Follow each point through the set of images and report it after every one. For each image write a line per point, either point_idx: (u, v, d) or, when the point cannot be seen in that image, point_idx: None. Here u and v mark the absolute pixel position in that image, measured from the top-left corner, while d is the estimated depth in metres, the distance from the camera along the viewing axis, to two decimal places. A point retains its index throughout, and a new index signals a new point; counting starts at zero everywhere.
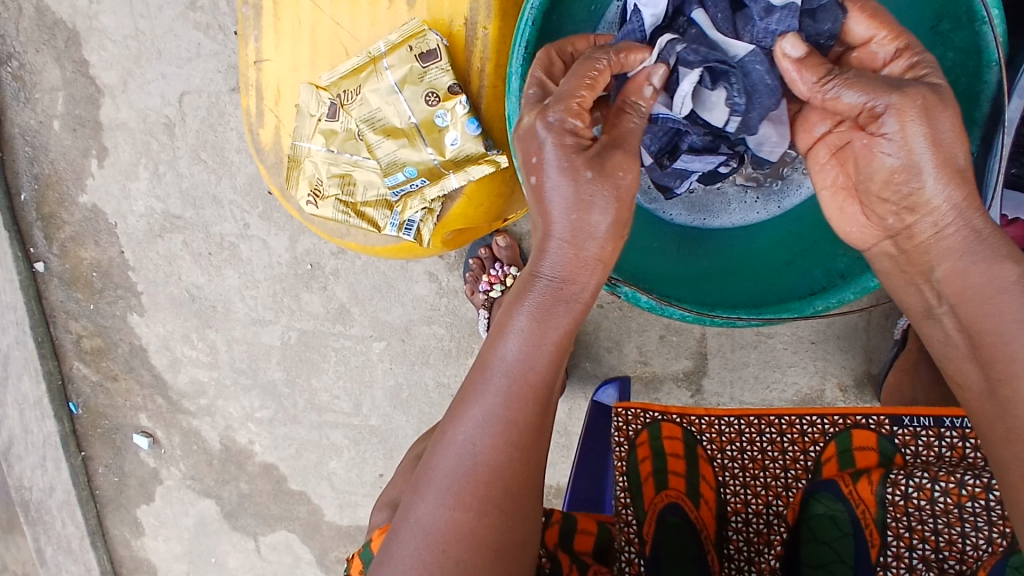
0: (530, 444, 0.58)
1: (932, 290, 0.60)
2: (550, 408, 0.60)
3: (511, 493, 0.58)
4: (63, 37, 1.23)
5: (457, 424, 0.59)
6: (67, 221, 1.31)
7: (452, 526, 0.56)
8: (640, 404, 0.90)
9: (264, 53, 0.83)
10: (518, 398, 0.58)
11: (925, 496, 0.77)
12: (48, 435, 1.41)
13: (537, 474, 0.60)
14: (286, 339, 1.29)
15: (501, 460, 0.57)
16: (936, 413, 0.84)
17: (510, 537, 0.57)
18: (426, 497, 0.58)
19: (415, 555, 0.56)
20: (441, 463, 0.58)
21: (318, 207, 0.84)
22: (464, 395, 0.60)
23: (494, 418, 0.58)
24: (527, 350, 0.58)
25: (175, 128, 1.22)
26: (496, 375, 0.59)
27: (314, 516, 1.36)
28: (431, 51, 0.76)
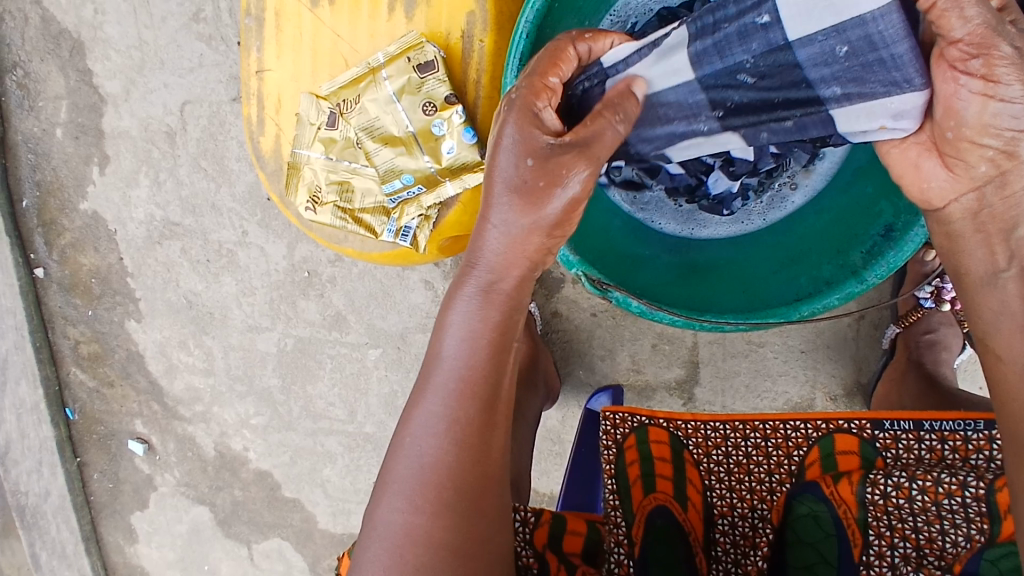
0: (479, 440, 0.59)
1: (1007, 250, 0.58)
2: (498, 402, 0.60)
3: (463, 493, 0.58)
4: (68, 46, 1.25)
5: (406, 425, 0.60)
6: (68, 227, 1.33)
7: (407, 528, 0.58)
8: (629, 408, 0.92)
9: (265, 63, 0.82)
10: (460, 393, 0.58)
11: (904, 495, 0.79)
12: (44, 440, 1.42)
13: (496, 474, 0.60)
14: (283, 345, 1.30)
15: (449, 456, 0.58)
16: (916, 417, 0.85)
17: (469, 536, 0.58)
18: (383, 502, 0.59)
19: (378, 560, 0.58)
20: (396, 464, 0.59)
21: (317, 213, 0.84)
22: (414, 397, 0.61)
23: (438, 417, 0.59)
24: (464, 342, 0.59)
25: (177, 137, 1.24)
26: (437, 372, 0.60)
27: (307, 523, 1.37)
28: (429, 62, 0.77)
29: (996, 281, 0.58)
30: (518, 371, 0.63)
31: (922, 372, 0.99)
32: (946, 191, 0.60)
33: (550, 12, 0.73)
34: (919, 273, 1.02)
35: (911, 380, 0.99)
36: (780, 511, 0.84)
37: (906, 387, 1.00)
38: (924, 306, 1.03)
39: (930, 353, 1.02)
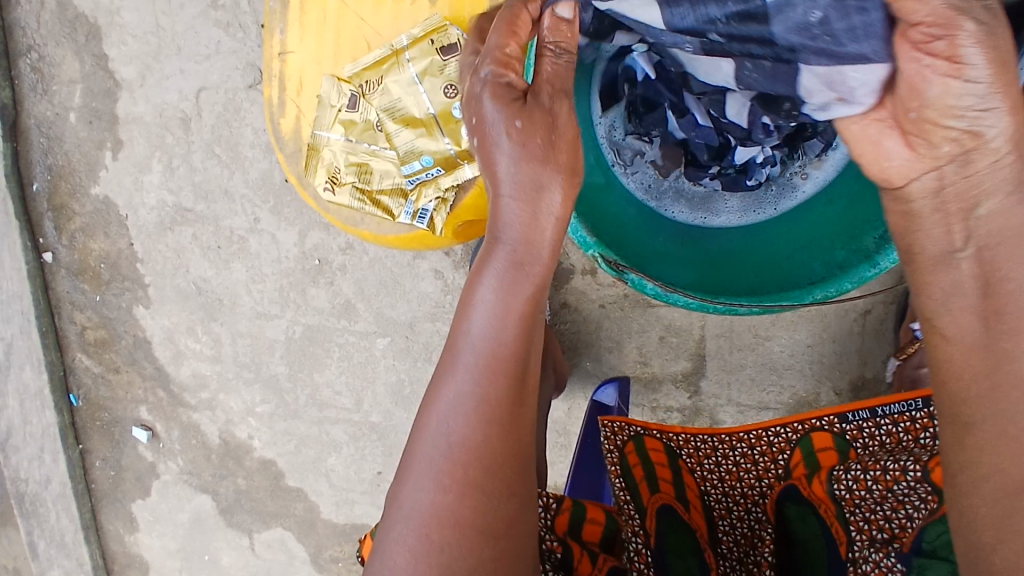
0: (506, 417, 0.61)
1: (964, 230, 0.60)
2: (524, 379, 0.63)
3: (490, 471, 0.60)
4: (84, 31, 1.26)
5: (434, 405, 0.62)
6: (79, 212, 1.33)
7: (434, 508, 0.59)
8: (625, 417, 0.92)
9: (288, 45, 0.82)
10: (487, 371, 0.61)
11: (863, 486, 0.81)
12: (47, 426, 1.42)
13: (523, 453, 0.63)
14: (291, 333, 1.31)
15: (478, 434, 0.60)
16: (871, 404, 0.86)
17: (497, 517, 0.60)
18: (409, 483, 0.61)
19: (403, 541, 0.59)
20: (422, 445, 0.61)
21: (335, 194, 0.84)
22: (438, 378, 0.63)
23: (468, 395, 0.61)
24: (493, 320, 0.63)
25: (191, 123, 1.25)
26: (466, 350, 0.63)
27: (310, 513, 1.37)
28: (452, 45, 0.78)
29: (952, 259, 0.61)
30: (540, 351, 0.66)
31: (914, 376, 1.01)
32: (909, 169, 0.63)
33: None
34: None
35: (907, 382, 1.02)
36: (774, 511, 0.85)
37: (899, 384, 1.03)
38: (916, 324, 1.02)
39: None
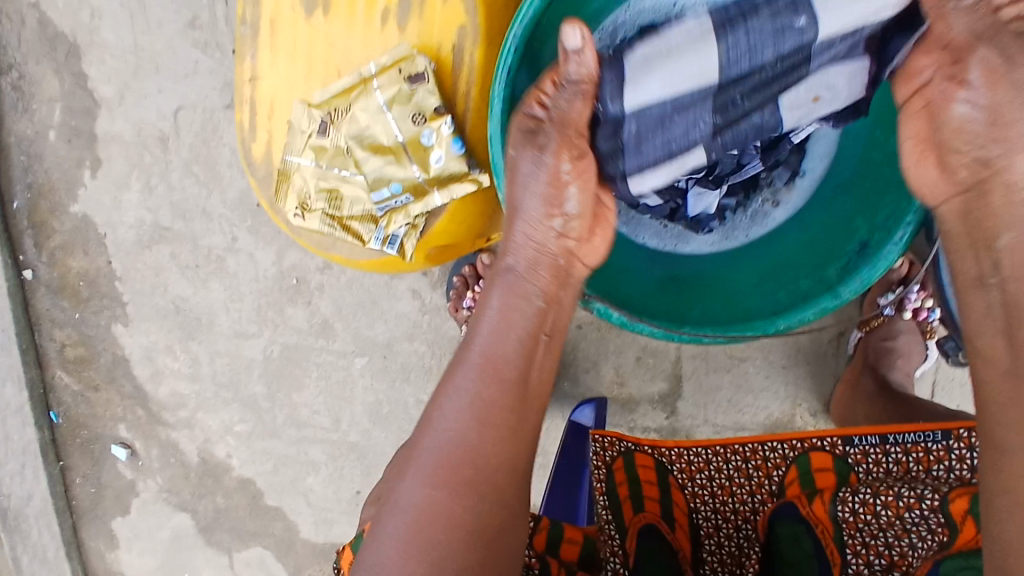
0: (501, 421, 0.67)
1: (990, 259, 0.61)
2: (521, 393, 0.70)
3: (487, 468, 0.65)
4: (64, 49, 1.26)
5: (438, 406, 0.68)
6: (58, 230, 1.33)
7: (429, 501, 0.63)
8: (616, 432, 0.95)
9: (259, 70, 0.83)
10: (490, 374, 0.68)
11: (870, 510, 0.78)
12: (28, 443, 1.40)
13: (520, 463, 0.68)
14: (269, 352, 1.30)
15: (476, 433, 0.66)
16: (880, 430, 0.88)
17: (487, 515, 0.63)
18: (409, 478, 0.65)
19: (397, 531, 0.62)
20: (425, 440, 0.67)
21: (305, 220, 0.84)
22: (448, 381, 0.70)
23: (467, 395, 0.67)
24: (495, 332, 0.71)
25: (170, 142, 1.25)
26: (470, 358, 0.70)
27: (289, 533, 1.36)
28: (420, 74, 0.77)
29: (984, 284, 0.61)
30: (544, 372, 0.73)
31: (876, 376, 1.02)
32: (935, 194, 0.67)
33: (540, 31, 0.73)
34: (888, 282, 1.06)
35: (865, 384, 1.02)
36: (764, 530, 0.84)
37: (860, 390, 1.02)
38: (885, 314, 1.04)
39: (887, 358, 1.03)
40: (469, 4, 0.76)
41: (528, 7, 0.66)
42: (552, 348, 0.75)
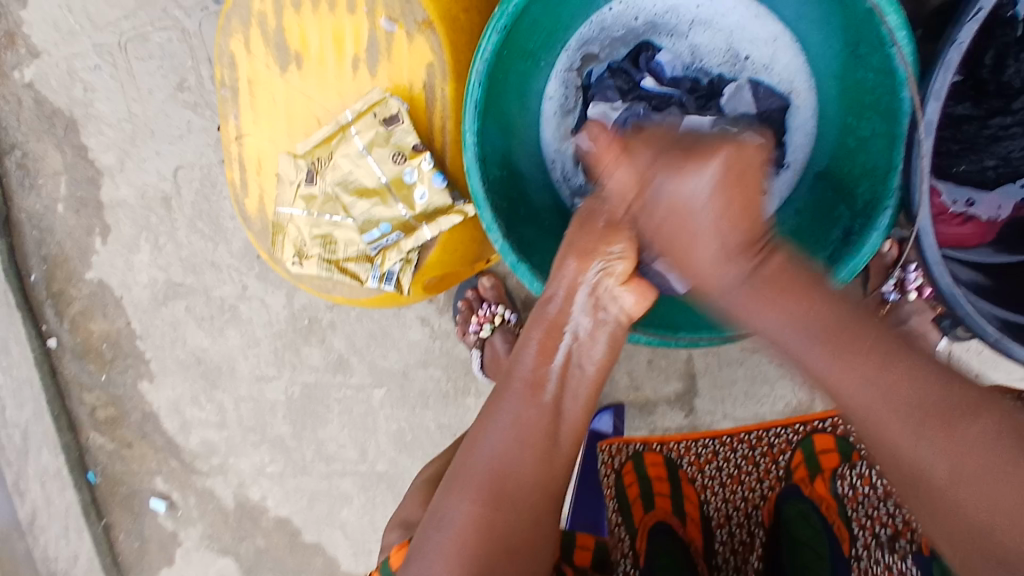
0: (543, 442, 0.64)
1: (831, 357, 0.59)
2: (560, 415, 0.66)
3: (520, 495, 0.61)
4: (62, 124, 1.31)
5: (484, 428, 0.65)
6: (76, 296, 1.37)
7: (472, 517, 0.60)
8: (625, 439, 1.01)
9: (244, 128, 0.86)
10: (530, 396, 0.65)
11: (867, 483, 0.80)
12: (69, 505, 1.45)
13: (555, 490, 0.64)
14: (291, 393, 1.33)
15: (515, 451, 0.63)
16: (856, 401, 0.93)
17: (525, 536, 0.61)
18: (450, 494, 0.62)
19: (439, 547, 0.59)
20: (466, 463, 0.63)
21: (303, 266, 0.87)
22: (491, 406, 0.67)
23: (508, 417, 0.64)
24: (535, 356, 0.68)
25: (173, 202, 1.29)
26: (512, 381, 0.67)
27: (329, 566, 1.39)
28: (394, 115, 0.80)
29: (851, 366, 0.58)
30: (586, 394, 0.68)
31: None
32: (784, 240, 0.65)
33: (503, 61, 0.74)
34: (882, 267, 1.01)
35: None
36: (770, 514, 0.86)
37: None
38: (889, 299, 1.03)
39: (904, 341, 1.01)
40: (434, 42, 0.79)
41: (486, 42, 0.68)
42: (593, 378, 0.69)
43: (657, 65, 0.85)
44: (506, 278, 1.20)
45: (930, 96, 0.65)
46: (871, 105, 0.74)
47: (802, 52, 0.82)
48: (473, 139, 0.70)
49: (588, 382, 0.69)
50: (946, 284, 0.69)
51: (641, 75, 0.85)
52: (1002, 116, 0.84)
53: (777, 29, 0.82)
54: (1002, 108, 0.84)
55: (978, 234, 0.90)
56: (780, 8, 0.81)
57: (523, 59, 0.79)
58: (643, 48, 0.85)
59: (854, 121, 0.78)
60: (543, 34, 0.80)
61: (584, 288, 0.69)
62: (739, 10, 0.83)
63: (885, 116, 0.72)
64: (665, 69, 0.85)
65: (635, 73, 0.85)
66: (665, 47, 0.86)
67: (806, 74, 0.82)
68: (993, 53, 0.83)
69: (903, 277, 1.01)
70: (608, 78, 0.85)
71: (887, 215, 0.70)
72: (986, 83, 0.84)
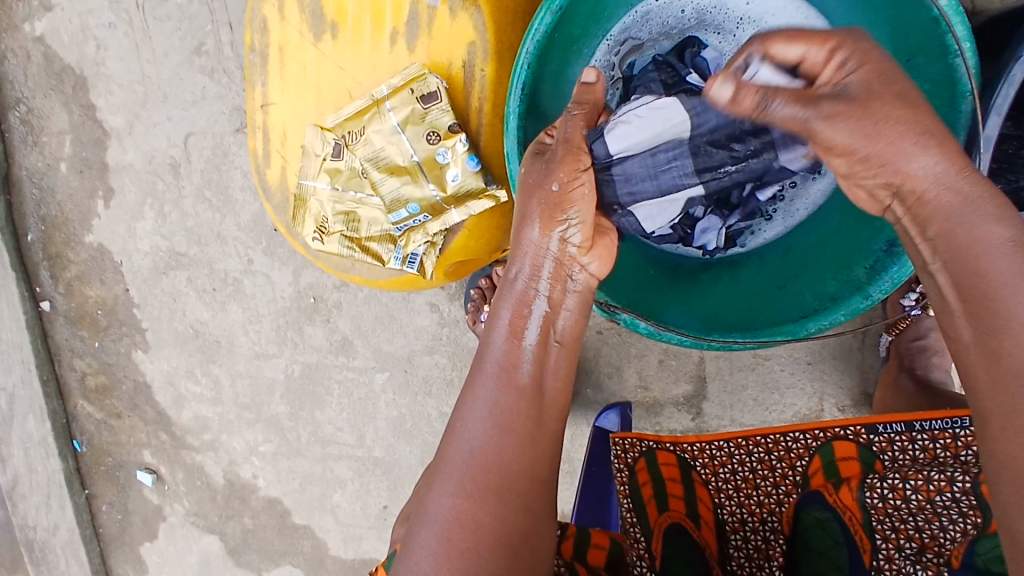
0: (526, 428, 0.60)
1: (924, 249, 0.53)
2: (541, 397, 0.63)
3: (509, 482, 0.58)
4: (71, 82, 1.27)
5: (462, 415, 0.61)
6: (73, 260, 1.34)
7: (457, 513, 0.57)
8: (636, 433, 0.96)
9: (270, 96, 0.83)
10: (507, 381, 0.61)
11: (899, 496, 0.79)
12: (53, 473, 1.41)
13: (544, 472, 0.61)
14: (290, 372, 1.30)
15: (497, 442, 0.59)
16: (907, 418, 0.87)
17: (517, 526, 0.57)
18: (435, 487, 0.59)
19: (428, 546, 0.56)
20: (446, 458, 0.60)
21: (324, 243, 0.85)
22: (466, 389, 0.63)
23: (486, 403, 0.61)
24: (508, 338, 0.63)
25: (181, 169, 1.25)
26: (487, 363, 0.63)
27: (318, 550, 1.36)
28: (432, 93, 0.77)
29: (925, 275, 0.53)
30: (561, 371, 0.65)
31: (915, 376, 0.99)
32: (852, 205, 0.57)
33: (551, 44, 0.72)
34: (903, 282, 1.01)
35: (903, 384, 0.99)
36: (790, 522, 0.85)
37: (899, 390, 0.99)
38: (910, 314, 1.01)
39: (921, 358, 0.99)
40: (477, 20, 0.76)
41: (538, 23, 0.66)
42: (567, 351, 0.66)
43: (702, 62, 0.79)
44: None
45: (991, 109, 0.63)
46: None
47: None
48: (516, 121, 0.68)
49: (564, 358, 0.65)
50: None
51: (687, 70, 0.78)
52: None
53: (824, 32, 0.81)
54: None
55: None
56: (828, 10, 0.79)
57: (567, 44, 0.77)
58: (689, 45, 0.81)
59: None
60: (588, 20, 0.78)
61: (547, 263, 0.64)
62: (790, 10, 0.81)
63: None
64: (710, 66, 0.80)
65: (681, 68, 0.78)
66: (711, 44, 0.83)
67: None
68: None
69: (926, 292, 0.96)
70: (652, 71, 0.79)
71: None
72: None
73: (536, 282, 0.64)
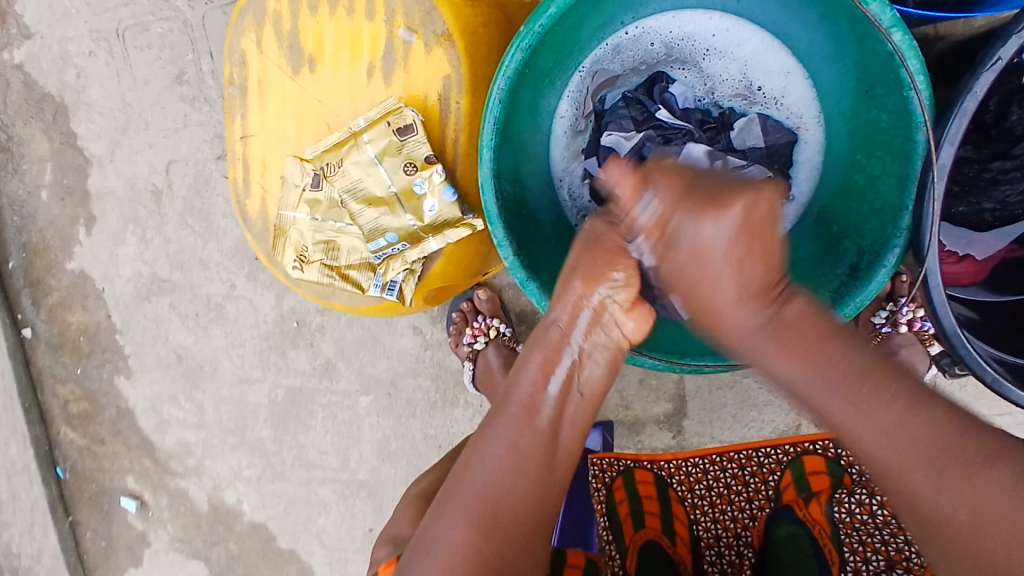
0: (541, 469, 0.62)
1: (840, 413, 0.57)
2: (557, 441, 0.63)
3: (512, 521, 0.60)
4: (52, 110, 1.27)
5: (479, 448, 0.63)
6: (55, 287, 1.34)
7: (460, 544, 0.58)
8: (614, 454, 1.05)
9: (250, 128, 0.85)
10: (528, 421, 0.63)
11: (866, 511, 0.82)
12: (36, 500, 1.41)
13: (547, 515, 0.62)
14: (274, 396, 1.31)
15: (508, 479, 0.60)
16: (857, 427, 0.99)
17: (511, 562, 0.59)
18: (442, 516, 0.61)
19: (427, 571, 0.58)
20: (457, 487, 0.61)
21: (304, 271, 0.86)
22: (488, 426, 0.65)
23: (504, 439, 0.62)
24: (535, 380, 0.64)
25: (163, 195, 1.26)
26: (511, 403, 0.64)
27: (303, 574, 1.36)
28: (409, 125, 0.78)
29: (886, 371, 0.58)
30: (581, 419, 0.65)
31: None
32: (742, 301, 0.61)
33: (522, 79, 0.74)
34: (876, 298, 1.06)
35: None
36: (760, 536, 0.91)
37: None
38: (881, 331, 1.04)
39: None
40: (452, 55, 0.78)
41: (508, 60, 0.67)
42: (587, 404, 0.66)
43: (669, 96, 0.85)
44: (502, 291, 1.19)
45: (944, 141, 0.65)
46: (884, 143, 0.74)
47: (813, 87, 0.83)
48: (490, 155, 0.69)
49: (586, 408, 0.66)
50: (948, 324, 0.69)
51: (655, 105, 0.84)
52: (1001, 161, 0.86)
53: (789, 63, 0.83)
54: (1003, 153, 0.85)
55: (974, 274, 0.90)
56: (792, 43, 0.82)
57: (539, 77, 0.79)
58: (658, 78, 0.85)
59: (864, 158, 0.78)
60: (559, 54, 0.79)
61: (584, 316, 0.65)
62: (754, 41, 0.83)
63: (896, 158, 0.72)
64: (678, 99, 0.85)
65: (649, 103, 0.84)
66: (679, 79, 0.86)
67: (814, 111, 0.84)
68: (997, 100, 0.82)
69: (894, 310, 1.03)
70: (622, 107, 0.84)
71: (895, 253, 0.71)
72: (989, 128, 0.85)
73: (571, 330, 0.65)
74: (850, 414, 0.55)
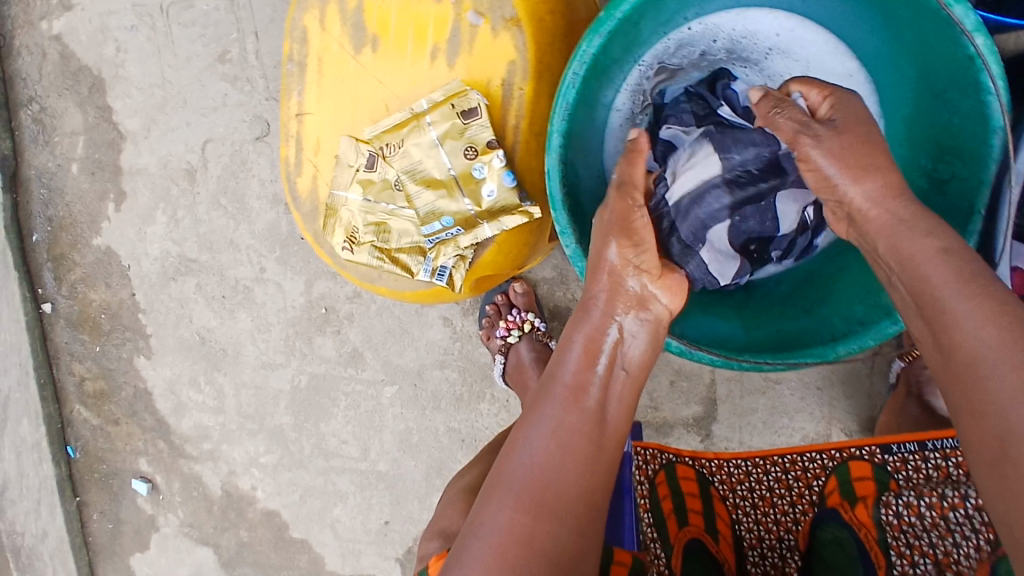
0: (589, 449, 0.60)
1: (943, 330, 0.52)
2: (604, 420, 0.62)
3: (564, 501, 0.58)
4: (88, 83, 1.27)
5: (525, 431, 0.61)
6: (79, 262, 1.32)
7: (512, 526, 0.56)
8: (657, 446, 0.97)
9: (306, 106, 0.85)
10: (572, 401, 0.62)
11: (914, 513, 0.82)
12: (45, 478, 1.39)
13: (599, 499, 0.60)
14: (297, 382, 1.29)
15: (556, 462, 0.59)
16: (920, 437, 0.88)
17: (566, 547, 0.56)
18: (490, 501, 0.58)
19: (478, 558, 0.55)
20: (504, 470, 0.60)
21: (354, 253, 0.86)
22: (531, 410, 0.63)
23: (551, 420, 0.61)
24: (580, 362, 0.64)
25: (197, 174, 1.25)
26: (555, 386, 0.63)
27: (314, 566, 1.33)
28: (473, 109, 0.78)
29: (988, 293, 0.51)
30: (628, 398, 0.65)
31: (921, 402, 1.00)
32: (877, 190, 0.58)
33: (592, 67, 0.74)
34: None
35: (910, 411, 1.00)
36: (806, 538, 0.86)
37: (905, 416, 1.01)
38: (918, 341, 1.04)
39: None
40: (519, 40, 0.77)
41: (586, 46, 0.67)
42: (634, 381, 0.66)
43: (732, 92, 0.80)
44: (537, 285, 1.18)
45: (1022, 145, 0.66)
46: (952, 146, 0.74)
47: (874, 92, 0.82)
48: (558, 138, 0.69)
49: (631, 387, 0.65)
50: None
51: (717, 100, 0.79)
52: None
53: (852, 66, 0.83)
54: None
55: None
56: (855, 46, 0.82)
57: (605, 66, 0.79)
58: (720, 76, 0.82)
59: (928, 161, 0.78)
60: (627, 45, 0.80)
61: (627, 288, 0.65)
62: (817, 43, 0.83)
63: (967, 160, 0.72)
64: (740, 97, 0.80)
65: (711, 99, 0.79)
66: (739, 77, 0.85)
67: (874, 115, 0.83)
68: None
69: None
70: (683, 102, 0.80)
71: None
72: None
73: (612, 311, 0.65)
74: (952, 306, 0.50)
